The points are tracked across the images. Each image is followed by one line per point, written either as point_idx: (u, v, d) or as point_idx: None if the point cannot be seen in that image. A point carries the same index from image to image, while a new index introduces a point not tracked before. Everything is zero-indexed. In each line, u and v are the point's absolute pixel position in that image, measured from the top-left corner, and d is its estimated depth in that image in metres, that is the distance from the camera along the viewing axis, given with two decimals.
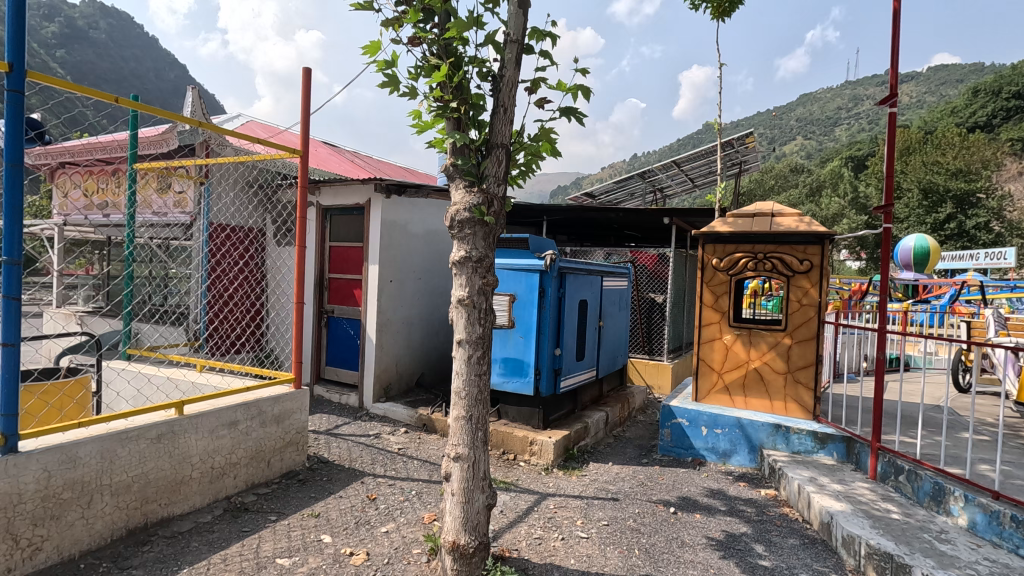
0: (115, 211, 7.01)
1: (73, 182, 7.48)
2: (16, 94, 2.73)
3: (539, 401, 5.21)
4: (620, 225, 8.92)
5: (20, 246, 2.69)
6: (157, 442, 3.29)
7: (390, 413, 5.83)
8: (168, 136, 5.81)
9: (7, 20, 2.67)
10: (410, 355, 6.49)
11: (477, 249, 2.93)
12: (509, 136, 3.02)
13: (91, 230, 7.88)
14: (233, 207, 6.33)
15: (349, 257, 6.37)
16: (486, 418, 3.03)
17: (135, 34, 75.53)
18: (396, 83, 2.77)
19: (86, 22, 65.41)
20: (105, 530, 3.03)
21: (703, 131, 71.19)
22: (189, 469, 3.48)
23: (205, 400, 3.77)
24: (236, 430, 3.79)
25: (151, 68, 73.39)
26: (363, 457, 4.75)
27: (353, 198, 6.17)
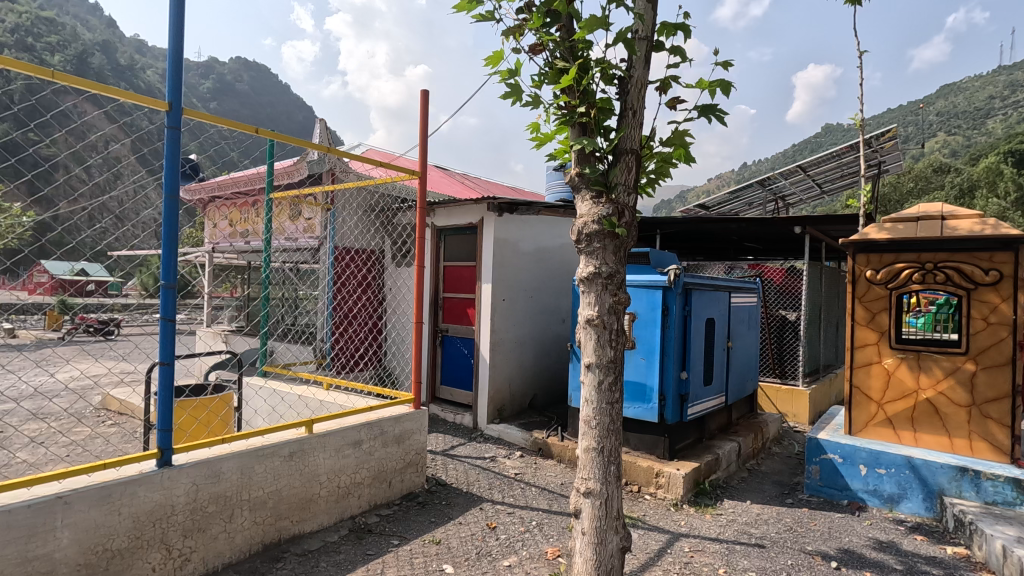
0: (255, 237, 7.62)
1: (221, 214, 8.31)
2: (174, 131, 2.99)
3: (664, 429, 4.79)
4: (740, 237, 8.22)
5: (176, 271, 2.88)
6: (290, 459, 3.36)
7: (506, 435, 5.68)
8: (299, 167, 6.19)
9: (168, 63, 2.90)
10: (522, 375, 6.33)
11: (608, 264, 2.66)
12: (639, 141, 2.74)
13: (235, 257, 8.68)
14: (357, 231, 6.62)
15: (463, 276, 6.39)
16: (619, 450, 2.74)
17: (272, 83, 85.15)
18: (519, 92, 2.63)
19: (233, 76, 74.86)
20: (244, 545, 3.13)
21: (822, 134, 65.64)
22: (318, 487, 3.54)
23: (332, 419, 3.83)
24: (360, 450, 3.81)
25: (284, 111, 82.22)
26: (480, 481, 4.63)
27: (466, 217, 6.19)
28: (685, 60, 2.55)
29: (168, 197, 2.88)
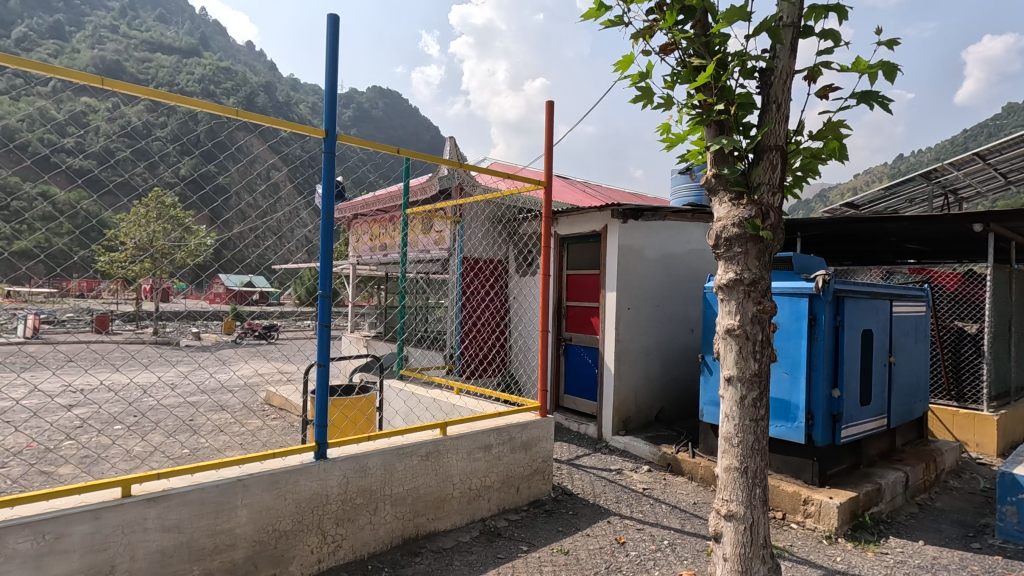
0: (392, 250, 8.23)
1: (363, 230, 9.11)
2: (330, 156, 3.32)
3: (812, 451, 4.33)
4: (901, 238, 7.24)
5: (331, 281, 3.16)
6: (426, 459, 3.54)
7: (632, 448, 5.51)
8: (432, 183, 6.57)
9: (325, 95, 3.22)
10: (649, 387, 6.11)
11: (750, 271, 2.46)
12: (784, 137, 2.51)
13: (375, 269, 9.46)
14: (483, 240, 6.86)
15: (587, 284, 6.36)
16: (765, 471, 2.52)
17: (404, 108, 92.15)
18: (650, 94, 2.55)
19: (371, 105, 82.14)
20: (386, 536, 3.35)
21: (1004, 115, 55.96)
22: (451, 488, 3.69)
23: (464, 422, 3.98)
24: (490, 454, 3.92)
25: (413, 132, 88.43)
26: (608, 493, 4.53)
27: (590, 225, 6.15)
28: (840, 44, 2.30)
29: (325, 216, 3.19)
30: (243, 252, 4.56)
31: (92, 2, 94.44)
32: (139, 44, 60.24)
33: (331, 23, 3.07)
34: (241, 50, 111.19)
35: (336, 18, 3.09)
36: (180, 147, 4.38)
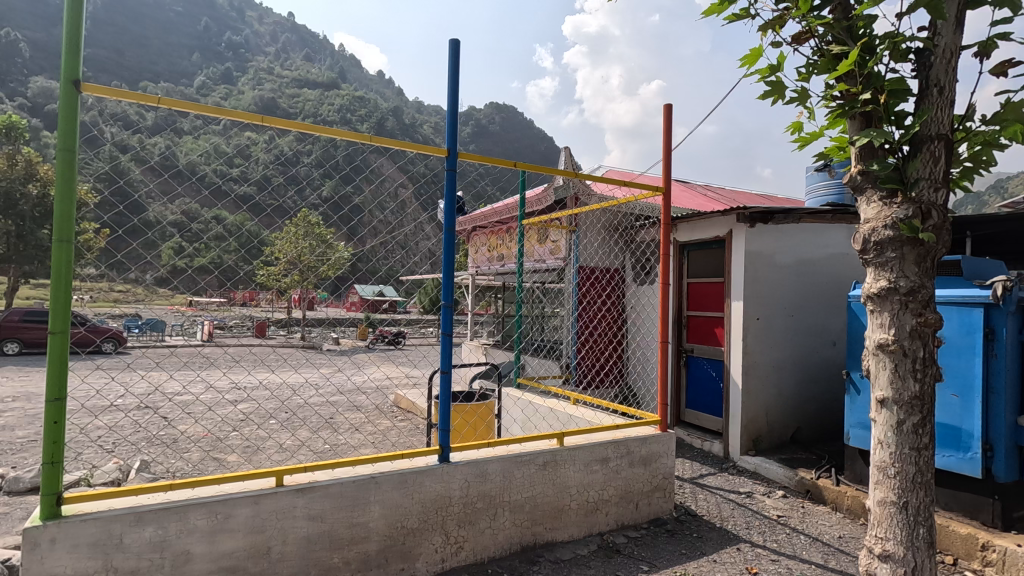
0: (508, 260, 8.42)
1: (481, 242, 9.46)
2: (452, 173, 3.46)
3: (991, 488, 3.69)
4: None
5: (453, 292, 3.27)
6: (544, 468, 3.56)
7: (764, 470, 5.09)
8: (547, 194, 6.63)
9: (447, 116, 3.38)
10: (782, 404, 5.62)
11: (908, 278, 2.16)
12: (949, 124, 2.19)
13: (492, 279, 9.76)
14: (598, 249, 6.79)
15: (710, 293, 6.02)
16: (931, 508, 2.19)
17: (520, 121, 94.58)
18: (782, 89, 2.36)
19: (488, 120, 85.42)
20: (505, 542, 3.40)
21: None
22: (568, 499, 3.66)
23: (581, 434, 3.94)
24: (608, 467, 3.83)
25: (527, 145, 90.49)
26: (736, 518, 4.22)
27: (713, 231, 5.83)
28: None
29: (447, 231, 3.32)
30: (376, 265, 4.92)
31: (254, 50, 109.00)
32: (289, 82, 68.42)
33: (451, 47, 3.23)
34: (373, 80, 121.63)
35: (456, 42, 3.25)
36: (323, 171, 4.86)
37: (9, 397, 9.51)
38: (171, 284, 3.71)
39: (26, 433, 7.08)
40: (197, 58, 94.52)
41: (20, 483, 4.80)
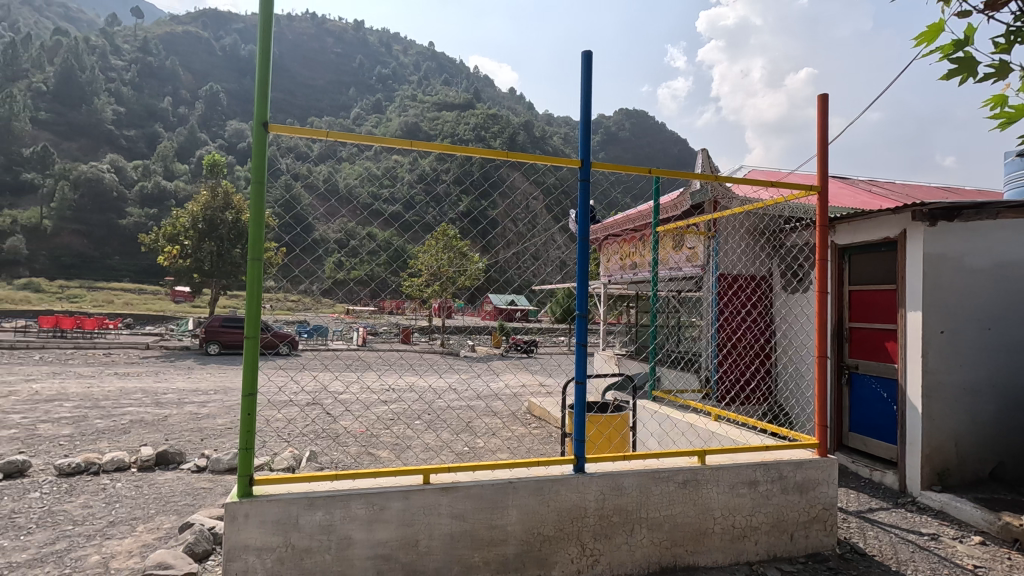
0: (642, 269, 8.18)
1: (613, 250, 9.32)
2: (585, 183, 3.44)
3: None
4: None
5: (588, 302, 3.25)
6: (684, 486, 3.39)
7: (954, 510, 4.35)
8: (683, 199, 6.35)
9: (580, 128, 3.38)
10: (977, 434, 4.76)
11: None
12: None
13: (625, 288, 9.56)
14: (741, 256, 6.35)
15: (878, 302, 5.31)
16: None
17: (651, 125, 92.16)
18: (974, 65, 2.03)
19: (618, 127, 84.39)
20: (643, 560, 3.29)
21: None
22: (712, 522, 3.44)
23: (726, 453, 3.69)
24: (757, 492, 3.54)
25: (659, 149, 87.63)
26: (917, 563, 3.66)
27: (881, 232, 5.15)
28: None
29: (581, 240, 3.28)
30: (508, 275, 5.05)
31: (400, 80, 119.26)
32: (430, 107, 73.83)
33: (584, 59, 3.25)
34: (505, 98, 126.46)
35: (589, 54, 3.26)
36: (460, 187, 5.12)
37: (212, 390, 11.35)
38: (332, 295, 4.16)
39: (224, 421, 8.39)
40: (353, 92, 105.76)
41: (221, 464, 5.69)
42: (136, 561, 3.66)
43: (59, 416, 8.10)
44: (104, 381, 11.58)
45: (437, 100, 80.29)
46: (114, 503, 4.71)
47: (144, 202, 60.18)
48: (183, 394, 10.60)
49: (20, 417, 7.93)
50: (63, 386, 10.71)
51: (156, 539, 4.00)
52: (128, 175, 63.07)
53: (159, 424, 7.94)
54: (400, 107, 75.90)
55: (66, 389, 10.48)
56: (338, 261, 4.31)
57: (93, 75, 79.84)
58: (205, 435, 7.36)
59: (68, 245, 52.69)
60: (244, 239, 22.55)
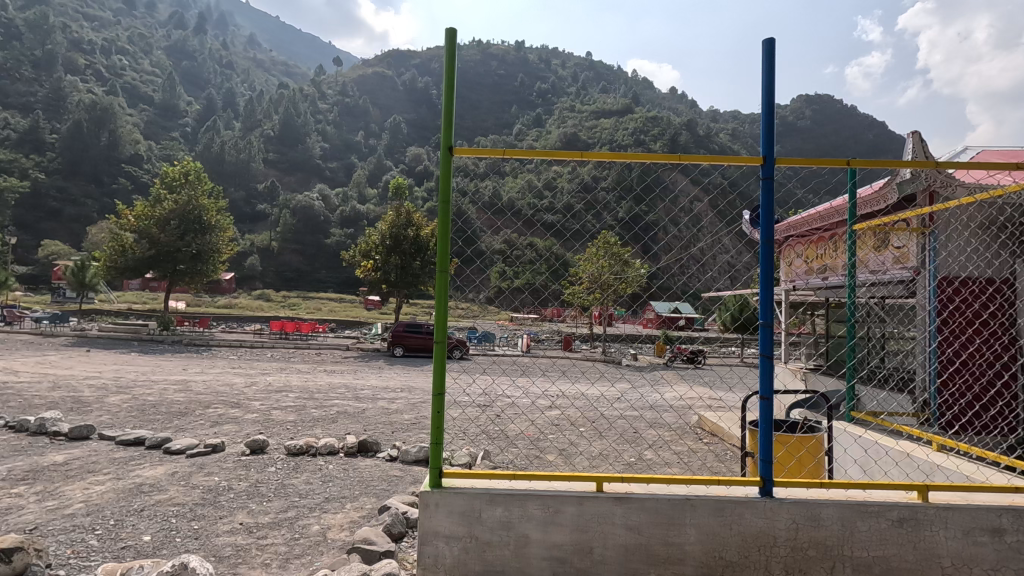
0: (833, 272, 7.24)
1: (797, 252, 8.43)
2: (768, 181, 3.15)
3: None
4: None
5: (772, 311, 2.97)
6: (900, 526, 2.91)
7: None
8: (888, 191, 5.50)
9: (761, 123, 3.13)
10: None
11: None
12: None
13: (812, 294, 8.58)
14: (970, 255, 5.28)
15: None
16: None
17: (837, 111, 82.03)
18: None
19: (795, 117, 76.60)
20: None
21: None
22: (939, 572, 2.90)
23: (956, 492, 3.09)
24: (1003, 543, 2.90)
25: (849, 136, 77.09)
26: None
27: None
28: None
29: (764, 243, 3.01)
30: (671, 282, 4.80)
31: (558, 93, 122.15)
32: (588, 116, 74.61)
33: (765, 49, 3.01)
34: (665, 99, 122.16)
35: (771, 41, 3.00)
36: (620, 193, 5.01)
37: (399, 388, 12.71)
38: (499, 302, 4.37)
39: (410, 417, 9.33)
40: (515, 110, 111.00)
41: (410, 455, 6.32)
42: (346, 534, 4.23)
43: (287, 405, 9.74)
44: (316, 377, 13.66)
45: (595, 109, 80.60)
46: (328, 481, 5.51)
47: (343, 223, 69.97)
48: (376, 390, 12.03)
49: (260, 404, 9.72)
50: (287, 380, 12.86)
51: (361, 517, 4.58)
52: (332, 201, 73.95)
53: (358, 416, 9.12)
54: (559, 120, 77.71)
55: (290, 382, 12.59)
56: (503, 270, 4.52)
57: (306, 119, 95.22)
58: (395, 428, 8.27)
59: (289, 262, 63.36)
60: (423, 252, 24.94)
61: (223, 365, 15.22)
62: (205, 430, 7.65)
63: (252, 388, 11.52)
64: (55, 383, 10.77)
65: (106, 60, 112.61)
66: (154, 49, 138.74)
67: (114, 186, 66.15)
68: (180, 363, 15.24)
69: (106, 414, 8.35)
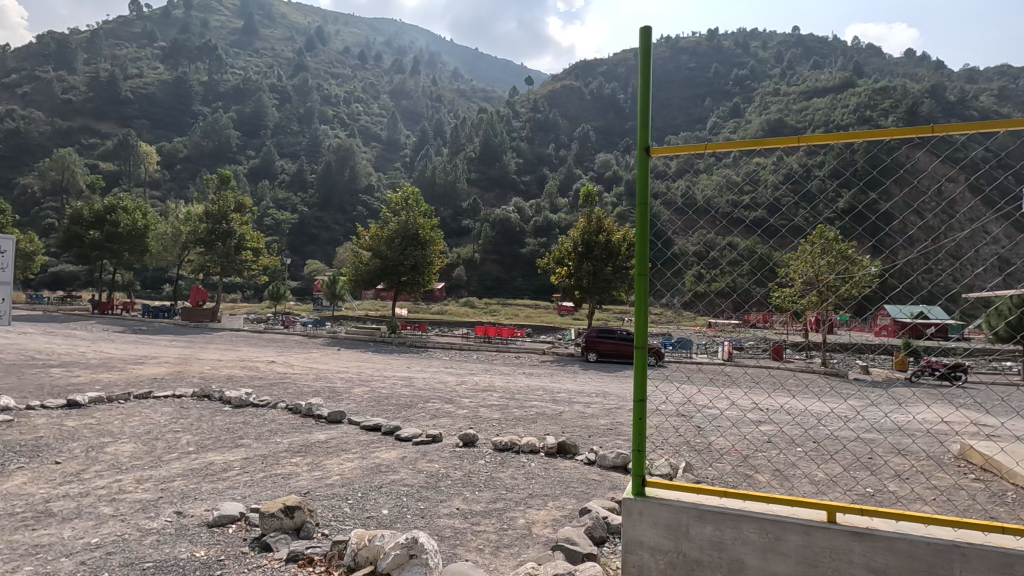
0: None
1: None
2: None
3: None
4: None
5: None
6: None
7: None
8: None
9: None
10: None
11: None
12: None
13: None
14: None
15: None
16: None
17: None
18: None
19: None
20: None
21: None
22: None
23: None
24: None
25: None
26: None
27: None
28: None
29: None
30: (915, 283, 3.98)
31: (759, 77, 111.55)
32: (798, 97, 66.77)
33: None
34: (899, 64, 103.07)
35: None
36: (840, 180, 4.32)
37: (594, 393, 12.81)
38: (696, 308, 4.12)
39: (606, 422, 9.34)
40: (709, 102, 104.55)
41: (608, 460, 6.30)
42: (550, 531, 4.38)
43: (492, 403, 10.54)
44: (517, 379, 14.53)
45: (805, 88, 71.70)
46: (531, 478, 5.78)
47: (537, 233, 73.51)
48: (572, 394, 12.31)
49: (470, 401, 10.68)
50: (492, 381, 13.93)
51: (563, 517, 4.70)
52: (527, 213, 78.24)
53: (557, 418, 9.42)
54: (761, 106, 70.90)
55: (494, 382, 13.61)
56: (700, 272, 4.24)
57: (503, 138, 102.55)
58: (592, 433, 8.34)
59: (490, 271, 68.66)
60: (614, 258, 24.86)
61: (438, 365, 17.16)
62: (427, 422, 8.67)
63: (462, 387, 12.71)
64: (317, 375, 13.29)
65: (347, 110, 136.01)
66: (382, 95, 163.32)
67: (355, 214, 79.59)
68: (405, 362, 17.61)
69: (353, 403, 10.02)
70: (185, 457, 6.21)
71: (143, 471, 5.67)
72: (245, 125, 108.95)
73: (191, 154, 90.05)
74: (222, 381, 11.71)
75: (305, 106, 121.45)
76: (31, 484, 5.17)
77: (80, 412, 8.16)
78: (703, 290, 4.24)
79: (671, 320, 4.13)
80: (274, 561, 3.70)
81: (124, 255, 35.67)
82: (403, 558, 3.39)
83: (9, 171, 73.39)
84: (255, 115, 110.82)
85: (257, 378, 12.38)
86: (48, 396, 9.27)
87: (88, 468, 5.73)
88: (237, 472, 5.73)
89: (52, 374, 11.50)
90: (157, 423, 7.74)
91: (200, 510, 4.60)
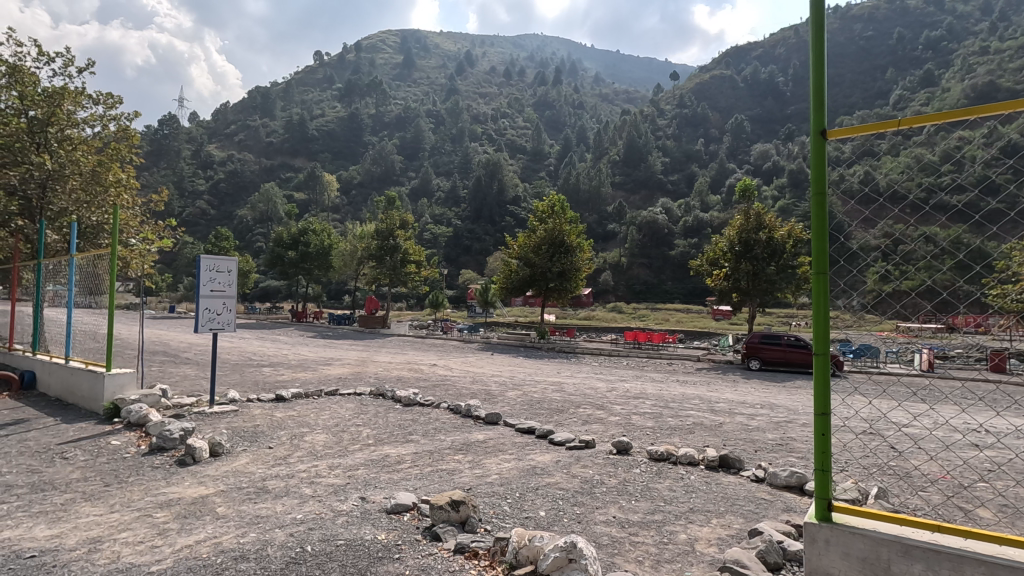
0: None
1: None
2: None
3: None
4: None
5: None
6: None
7: None
8: None
9: None
10: None
11: None
12: None
13: None
14: None
15: None
16: None
17: None
18: None
19: None
20: None
21: None
22: None
23: None
24: None
25: None
26: None
27: None
28: None
29: None
30: None
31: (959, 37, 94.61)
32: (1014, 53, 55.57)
33: None
34: None
35: None
36: None
37: (758, 403, 11.83)
38: (885, 312, 3.57)
39: (775, 436, 8.49)
40: (891, 73, 90.85)
41: (778, 479, 5.73)
42: (716, 550, 4.09)
43: (645, 411, 10.22)
44: (670, 387, 13.86)
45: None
46: (691, 492, 5.47)
47: (687, 234, 70.18)
48: (732, 404, 11.44)
49: (621, 408, 10.46)
50: (643, 387, 13.54)
51: (730, 536, 4.38)
52: (675, 213, 75.14)
53: (717, 429, 8.83)
54: (963, 70, 60.03)
55: (647, 390, 13.14)
56: (886, 271, 3.62)
57: (648, 139, 99.81)
58: (759, 448, 7.64)
59: (638, 275, 66.97)
60: (778, 256, 22.71)
61: (587, 371, 17.16)
62: (580, 427, 8.67)
63: (613, 393, 12.53)
64: (474, 378, 14.10)
65: (494, 126, 143.16)
66: (526, 108, 169.31)
67: (504, 224, 83.19)
68: (554, 367, 17.94)
69: (508, 405, 10.43)
70: (366, 449, 6.97)
71: (334, 459, 6.48)
72: (406, 150, 120.00)
73: (364, 180, 101.80)
74: (394, 381, 12.98)
75: (457, 127, 130.37)
76: (252, 465, 6.19)
77: (285, 404, 9.62)
78: (889, 292, 3.61)
79: (852, 325, 3.60)
80: (443, 551, 3.97)
81: (314, 271, 41.42)
82: (563, 561, 3.43)
83: (231, 205, 89.38)
84: (415, 140, 121.82)
85: (422, 380, 13.45)
86: (261, 391, 11.04)
87: (292, 454, 6.70)
88: (409, 465, 6.28)
89: (266, 373, 13.75)
90: (343, 417, 8.80)
91: (379, 497, 5.14)
